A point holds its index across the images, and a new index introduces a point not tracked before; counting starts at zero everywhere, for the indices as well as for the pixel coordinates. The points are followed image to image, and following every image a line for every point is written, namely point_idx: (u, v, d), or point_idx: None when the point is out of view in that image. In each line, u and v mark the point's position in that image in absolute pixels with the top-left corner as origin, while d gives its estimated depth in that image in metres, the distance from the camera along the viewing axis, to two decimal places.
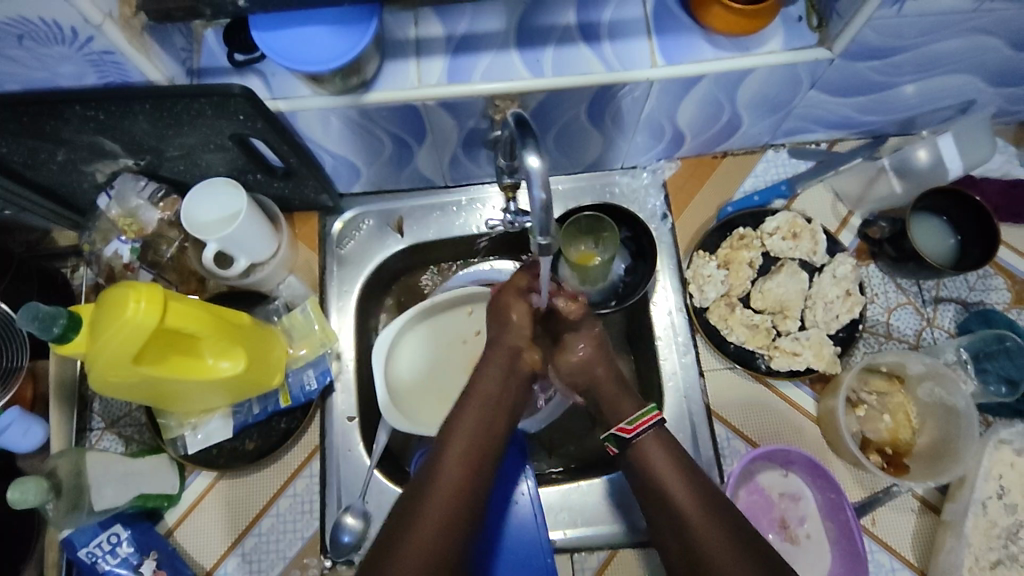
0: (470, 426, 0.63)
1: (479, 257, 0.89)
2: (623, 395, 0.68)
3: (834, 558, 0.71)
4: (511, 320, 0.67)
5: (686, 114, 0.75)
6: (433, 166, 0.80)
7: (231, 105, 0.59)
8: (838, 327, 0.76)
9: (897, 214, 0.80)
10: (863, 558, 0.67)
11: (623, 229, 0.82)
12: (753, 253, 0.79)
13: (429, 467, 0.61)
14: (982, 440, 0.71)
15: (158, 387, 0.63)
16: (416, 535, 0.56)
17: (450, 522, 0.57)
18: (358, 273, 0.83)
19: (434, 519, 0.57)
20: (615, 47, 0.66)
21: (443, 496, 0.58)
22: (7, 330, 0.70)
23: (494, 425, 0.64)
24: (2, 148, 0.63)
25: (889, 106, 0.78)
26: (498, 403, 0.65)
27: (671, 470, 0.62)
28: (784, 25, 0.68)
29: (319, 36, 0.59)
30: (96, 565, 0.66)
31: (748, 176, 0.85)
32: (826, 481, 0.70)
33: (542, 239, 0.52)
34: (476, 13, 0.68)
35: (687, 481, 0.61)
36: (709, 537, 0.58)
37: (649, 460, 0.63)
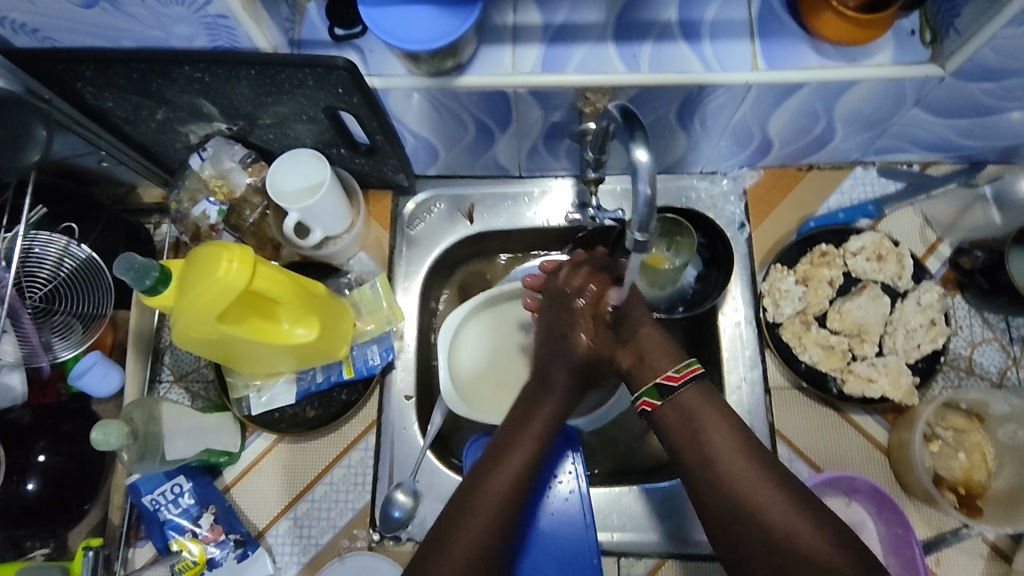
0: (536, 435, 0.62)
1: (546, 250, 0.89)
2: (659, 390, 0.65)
3: None
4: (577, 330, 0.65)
5: (778, 123, 0.73)
6: (511, 155, 0.80)
7: (333, 77, 0.60)
8: (917, 357, 0.73)
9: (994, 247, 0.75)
10: None
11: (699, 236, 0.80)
12: (834, 271, 0.76)
13: (484, 466, 0.60)
14: None
15: (233, 346, 0.64)
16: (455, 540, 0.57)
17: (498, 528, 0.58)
18: (427, 255, 0.84)
19: (495, 498, 0.59)
20: (715, 47, 0.65)
21: (488, 509, 0.58)
22: (94, 277, 0.71)
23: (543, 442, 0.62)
24: (108, 101, 0.65)
25: (993, 132, 0.74)
26: (550, 422, 0.64)
27: (715, 419, 0.58)
28: (896, 38, 0.65)
29: (423, 16, 0.59)
30: (158, 512, 0.68)
31: (833, 193, 0.82)
32: (894, 514, 0.67)
33: (639, 235, 0.50)
34: (575, 3, 0.66)
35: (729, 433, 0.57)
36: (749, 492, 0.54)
37: (694, 414, 0.58)
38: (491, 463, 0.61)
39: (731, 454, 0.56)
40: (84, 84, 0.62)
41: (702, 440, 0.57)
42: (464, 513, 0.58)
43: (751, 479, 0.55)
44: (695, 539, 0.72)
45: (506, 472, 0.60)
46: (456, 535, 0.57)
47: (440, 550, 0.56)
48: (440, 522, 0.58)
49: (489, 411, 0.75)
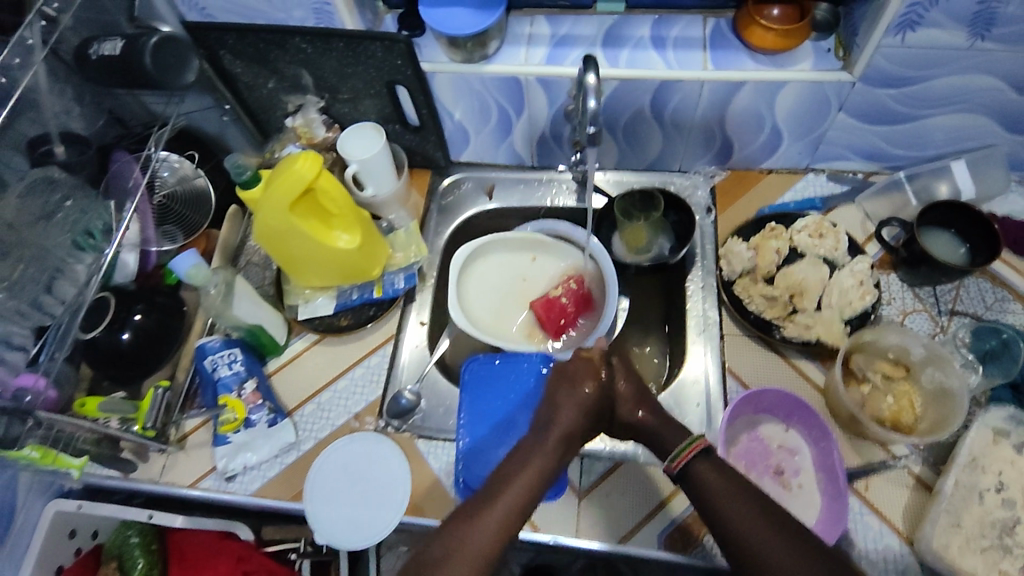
0: (522, 477, 0.66)
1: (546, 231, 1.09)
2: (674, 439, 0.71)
3: (823, 506, 0.77)
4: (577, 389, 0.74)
5: (732, 123, 0.92)
6: (525, 144, 1.02)
7: (396, 51, 0.84)
8: (851, 314, 0.87)
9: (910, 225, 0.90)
10: (845, 496, 0.74)
11: (671, 215, 0.98)
12: (780, 243, 0.91)
13: (471, 506, 0.64)
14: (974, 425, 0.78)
15: (293, 242, 0.84)
16: (443, 575, 0.58)
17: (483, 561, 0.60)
18: (453, 221, 1.05)
19: (478, 544, 0.60)
20: (677, 54, 0.86)
21: (476, 544, 0.60)
22: (201, 200, 0.95)
23: (530, 492, 0.65)
24: (238, 67, 0.90)
25: (914, 141, 0.92)
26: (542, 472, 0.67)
27: (726, 488, 0.64)
28: (815, 53, 0.85)
29: (463, 15, 0.84)
30: (215, 371, 0.86)
31: (788, 190, 0.99)
32: (821, 429, 0.79)
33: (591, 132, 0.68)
34: (576, 22, 0.90)
35: (743, 498, 0.63)
36: (760, 543, 0.59)
37: (703, 481, 0.65)
38: (496, 486, 0.65)
39: (742, 514, 0.61)
40: (224, 52, 0.87)
41: (724, 504, 0.63)
42: (472, 521, 0.62)
43: (768, 532, 0.60)
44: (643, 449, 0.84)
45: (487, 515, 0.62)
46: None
47: (435, 565, 0.59)
48: (419, 559, 0.60)
49: (491, 334, 0.95)
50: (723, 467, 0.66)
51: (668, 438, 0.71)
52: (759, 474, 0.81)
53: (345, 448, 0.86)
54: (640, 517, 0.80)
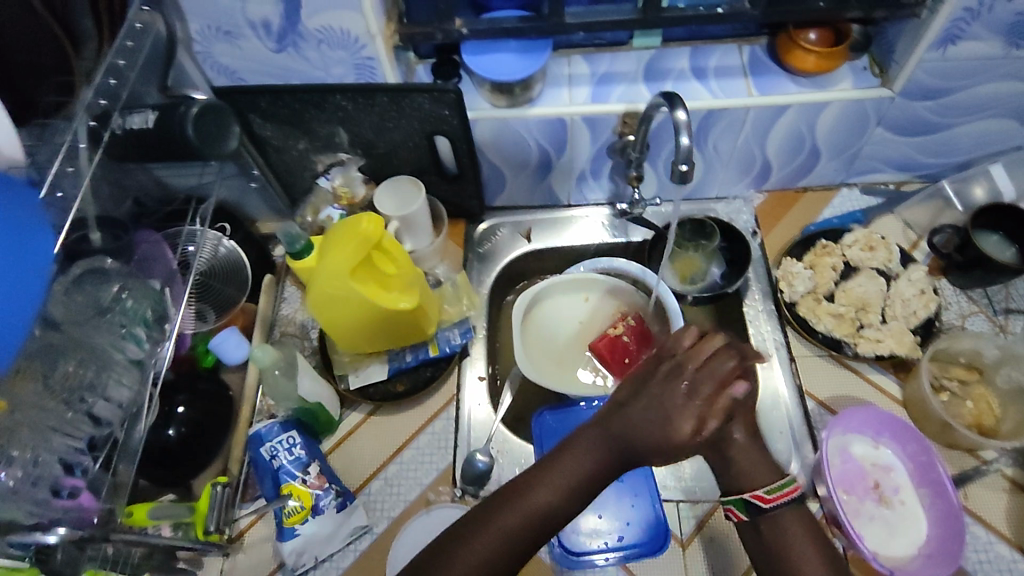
0: (581, 470, 0.57)
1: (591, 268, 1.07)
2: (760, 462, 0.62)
3: (931, 523, 0.76)
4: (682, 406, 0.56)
5: (773, 146, 0.93)
6: (563, 183, 1.01)
7: (443, 101, 0.81)
8: (916, 323, 0.87)
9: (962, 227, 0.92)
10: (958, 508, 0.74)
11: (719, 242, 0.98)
12: (835, 259, 0.92)
13: (523, 487, 0.56)
14: None
15: (351, 308, 0.78)
16: (469, 547, 0.54)
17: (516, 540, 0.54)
18: (494, 267, 1.01)
19: (516, 525, 0.55)
20: (719, 82, 0.87)
21: (515, 524, 0.55)
22: (234, 273, 0.88)
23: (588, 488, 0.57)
24: (269, 130, 0.86)
25: (945, 149, 0.94)
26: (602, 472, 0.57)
27: (805, 541, 0.59)
28: (853, 72, 0.87)
29: (509, 59, 0.81)
30: (274, 459, 0.78)
31: (826, 207, 1.01)
32: (919, 443, 0.79)
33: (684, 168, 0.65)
34: (614, 59, 0.90)
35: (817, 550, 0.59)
36: None
37: (785, 529, 0.60)
38: (562, 461, 0.57)
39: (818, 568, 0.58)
40: (256, 115, 0.83)
41: (796, 551, 0.59)
42: (515, 500, 0.56)
43: None
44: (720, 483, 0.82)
45: (534, 498, 0.55)
46: (465, 550, 0.54)
47: (466, 538, 0.54)
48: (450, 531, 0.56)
49: (555, 381, 0.91)
50: (806, 516, 0.61)
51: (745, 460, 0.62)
52: (859, 497, 0.78)
53: (422, 525, 0.79)
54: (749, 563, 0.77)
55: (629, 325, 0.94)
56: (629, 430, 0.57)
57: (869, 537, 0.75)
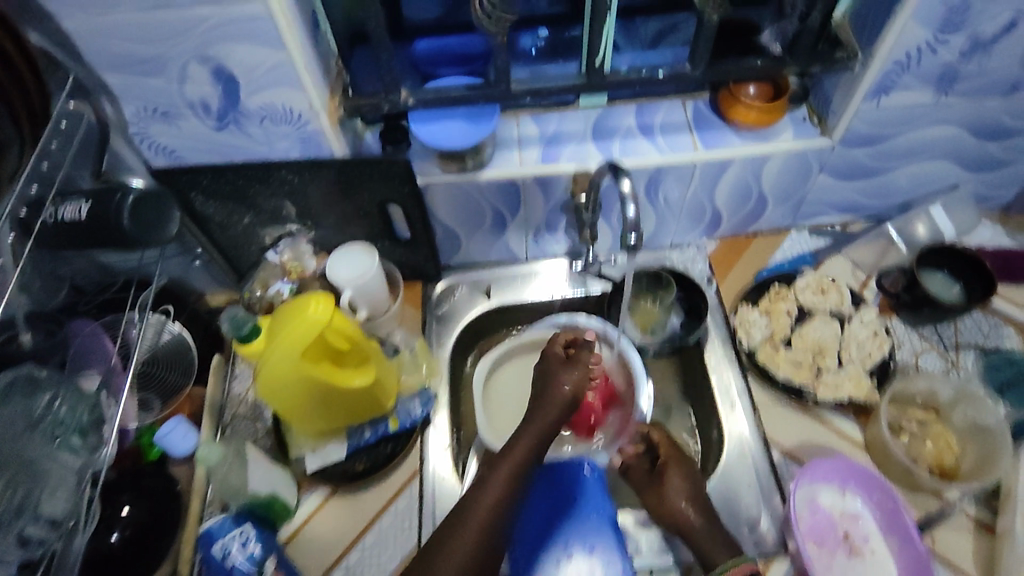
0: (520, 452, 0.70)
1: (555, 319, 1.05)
2: (699, 501, 0.81)
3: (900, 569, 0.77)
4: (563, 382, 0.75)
5: (722, 196, 0.95)
6: (519, 240, 1.00)
7: (392, 173, 0.80)
8: (873, 365, 0.88)
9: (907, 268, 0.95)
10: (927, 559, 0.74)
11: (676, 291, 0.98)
12: (789, 304, 0.93)
13: (475, 487, 0.68)
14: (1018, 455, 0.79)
15: (306, 391, 0.76)
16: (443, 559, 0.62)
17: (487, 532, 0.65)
18: (453, 328, 0.99)
19: (482, 523, 0.65)
20: (666, 139, 0.88)
21: (478, 523, 0.65)
22: (181, 358, 0.85)
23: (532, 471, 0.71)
24: (211, 207, 0.83)
25: (886, 191, 0.97)
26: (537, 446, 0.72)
27: None
28: (793, 123, 0.89)
29: (457, 126, 0.81)
30: (225, 559, 0.71)
31: (777, 250, 1.03)
32: (884, 492, 0.78)
33: (634, 240, 0.65)
34: (561, 118, 0.91)
35: None
36: None
37: None
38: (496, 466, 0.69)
39: None
40: (197, 193, 0.81)
41: None
42: (475, 496, 0.67)
43: None
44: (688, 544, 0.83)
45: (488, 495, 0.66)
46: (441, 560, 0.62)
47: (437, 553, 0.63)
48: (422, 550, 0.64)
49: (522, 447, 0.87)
50: None
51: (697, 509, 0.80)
52: (829, 549, 0.78)
53: None
54: None
55: (595, 382, 0.92)
56: (528, 437, 0.72)
57: None
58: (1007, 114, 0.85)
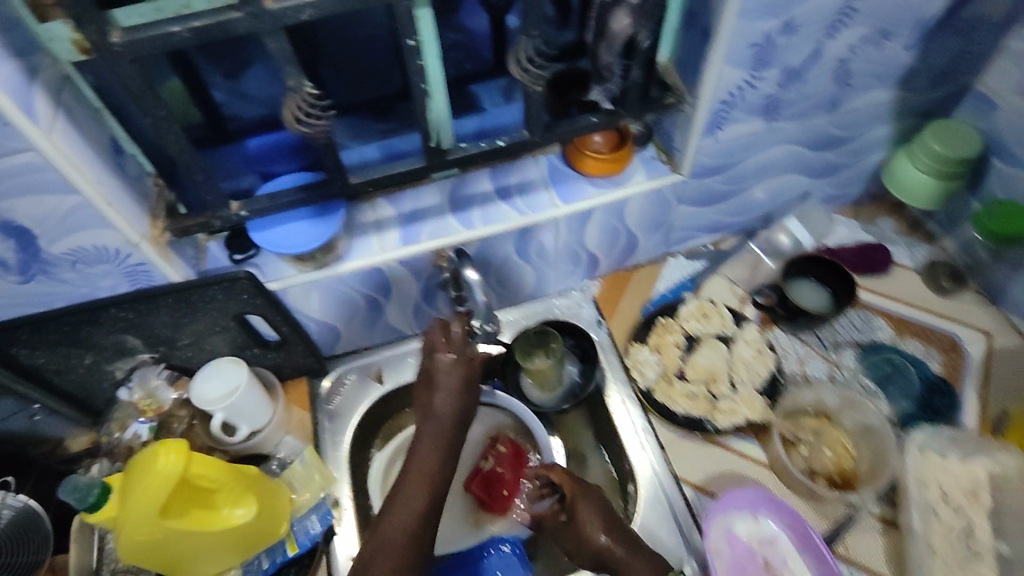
0: (428, 453, 0.75)
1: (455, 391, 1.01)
2: (619, 533, 0.73)
3: None
4: (444, 376, 0.78)
5: (593, 240, 0.95)
6: (400, 317, 0.96)
7: (237, 288, 0.75)
8: (762, 383, 0.89)
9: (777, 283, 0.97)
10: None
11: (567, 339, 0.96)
12: (676, 336, 0.94)
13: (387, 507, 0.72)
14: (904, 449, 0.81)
15: (177, 543, 0.69)
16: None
17: (413, 531, 0.71)
18: (347, 423, 0.94)
19: (406, 527, 0.70)
20: (524, 199, 0.88)
21: (404, 537, 0.70)
22: (31, 529, 0.75)
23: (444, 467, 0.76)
24: (41, 357, 0.75)
25: (747, 208, 1.00)
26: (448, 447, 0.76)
27: None
28: (642, 162, 0.90)
29: (302, 227, 0.77)
30: None
31: (659, 280, 1.04)
32: (792, 513, 0.78)
33: (490, 325, 0.80)
34: (417, 193, 0.88)
35: None
36: None
37: None
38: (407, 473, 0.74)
39: None
40: (19, 347, 0.72)
41: None
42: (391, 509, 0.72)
43: None
44: None
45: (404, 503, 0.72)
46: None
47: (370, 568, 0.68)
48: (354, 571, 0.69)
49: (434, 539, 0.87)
50: None
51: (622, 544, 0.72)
52: None
53: None
54: None
55: (501, 454, 0.91)
56: (427, 439, 0.76)
57: None
58: (835, 126, 0.90)
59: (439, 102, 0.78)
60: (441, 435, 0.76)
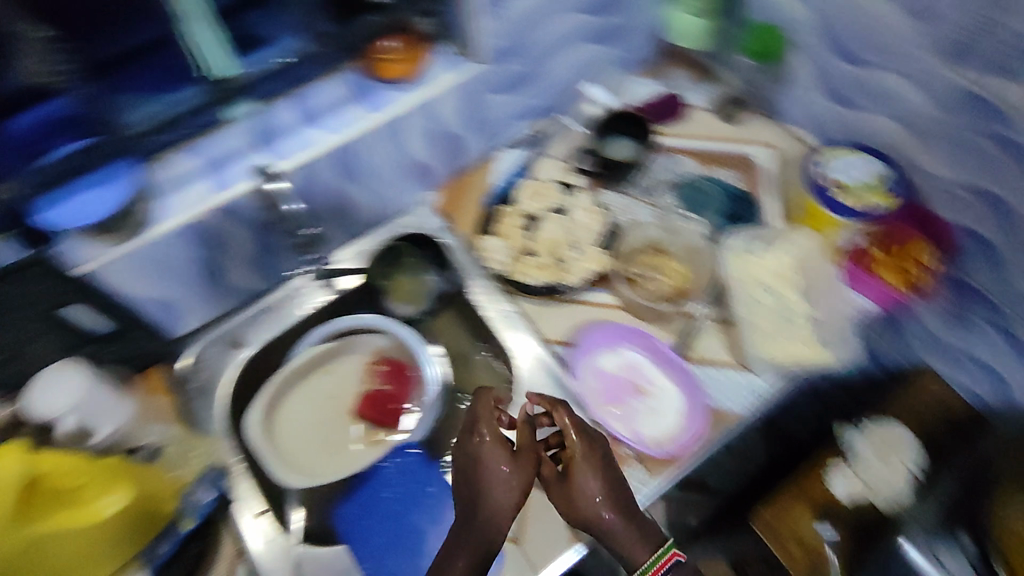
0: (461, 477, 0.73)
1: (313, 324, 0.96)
2: (604, 483, 0.71)
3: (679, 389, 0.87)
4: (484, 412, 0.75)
5: (417, 148, 0.95)
6: (244, 274, 0.93)
7: (40, 273, 0.70)
8: (599, 238, 0.96)
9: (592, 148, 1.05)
10: (686, 368, 0.87)
11: (416, 252, 0.98)
12: (516, 219, 0.99)
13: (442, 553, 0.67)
14: (716, 249, 0.94)
15: (48, 552, 0.64)
16: None
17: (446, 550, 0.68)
18: (217, 396, 0.90)
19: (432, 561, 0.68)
20: (332, 119, 0.86)
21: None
22: None
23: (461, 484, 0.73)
24: None
25: (552, 86, 1.05)
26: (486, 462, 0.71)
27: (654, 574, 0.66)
28: (440, 59, 0.91)
29: (86, 199, 0.75)
30: None
31: (493, 176, 1.06)
32: (638, 334, 0.90)
33: (310, 232, 0.90)
34: (217, 137, 0.83)
35: None
36: None
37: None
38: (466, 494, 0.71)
39: None
40: None
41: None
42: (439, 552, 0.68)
43: None
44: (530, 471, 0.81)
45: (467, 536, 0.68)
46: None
47: None
48: None
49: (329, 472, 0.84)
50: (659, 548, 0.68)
51: (610, 502, 0.70)
52: (625, 402, 0.86)
53: None
54: None
55: (384, 372, 0.90)
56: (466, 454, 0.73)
57: (646, 431, 0.84)
58: None
59: (203, 38, 0.80)
60: (485, 445, 0.72)
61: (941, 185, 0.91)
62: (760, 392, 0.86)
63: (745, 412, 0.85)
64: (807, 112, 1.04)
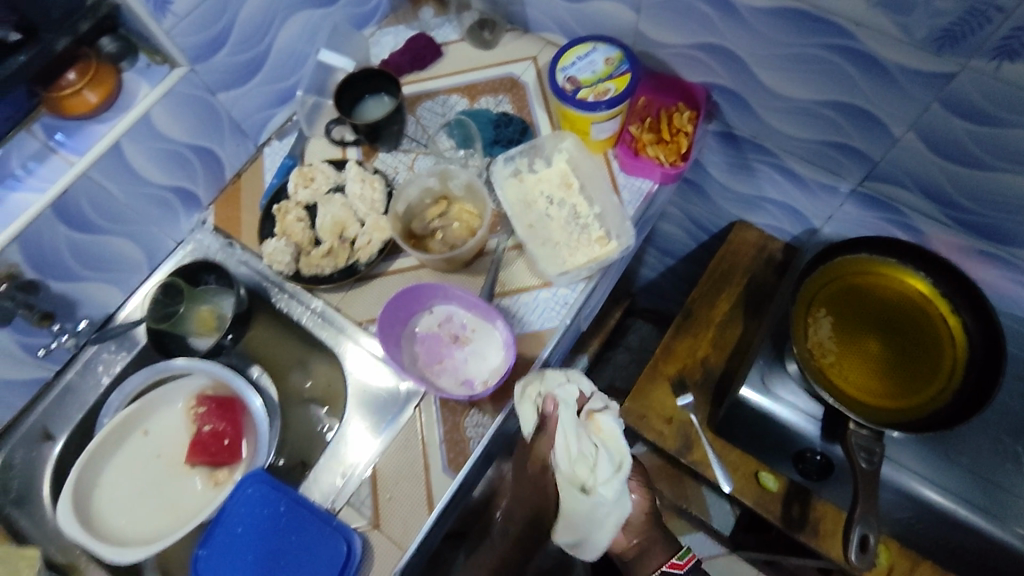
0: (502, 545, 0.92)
1: (113, 382, 0.91)
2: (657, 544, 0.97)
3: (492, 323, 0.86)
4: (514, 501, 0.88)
5: (156, 174, 0.88)
6: (14, 366, 0.86)
7: None
8: (380, 202, 0.93)
9: (350, 114, 0.97)
10: (482, 303, 0.84)
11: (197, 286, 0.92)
12: (293, 212, 0.93)
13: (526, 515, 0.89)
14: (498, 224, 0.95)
15: None
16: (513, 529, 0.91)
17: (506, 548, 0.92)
18: (40, 491, 0.86)
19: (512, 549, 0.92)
20: (37, 175, 0.80)
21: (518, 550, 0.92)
22: None
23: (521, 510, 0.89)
24: None
25: (290, 64, 0.98)
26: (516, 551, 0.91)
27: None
28: (140, 74, 0.85)
29: None
30: None
31: (266, 173, 0.99)
32: (433, 290, 0.86)
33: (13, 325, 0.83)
34: None
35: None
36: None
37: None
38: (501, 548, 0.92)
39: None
40: None
41: None
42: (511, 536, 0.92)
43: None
44: (373, 453, 0.83)
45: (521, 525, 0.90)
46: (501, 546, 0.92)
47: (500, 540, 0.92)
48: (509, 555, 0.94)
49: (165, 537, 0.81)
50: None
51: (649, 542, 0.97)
52: (447, 357, 0.86)
53: None
54: (423, 477, 0.80)
55: (203, 414, 0.87)
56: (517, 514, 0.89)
57: (476, 378, 0.85)
58: None
59: None
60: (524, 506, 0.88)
61: (675, 52, 0.93)
62: (569, 300, 0.89)
63: (558, 324, 0.88)
64: (551, 18, 1.01)
